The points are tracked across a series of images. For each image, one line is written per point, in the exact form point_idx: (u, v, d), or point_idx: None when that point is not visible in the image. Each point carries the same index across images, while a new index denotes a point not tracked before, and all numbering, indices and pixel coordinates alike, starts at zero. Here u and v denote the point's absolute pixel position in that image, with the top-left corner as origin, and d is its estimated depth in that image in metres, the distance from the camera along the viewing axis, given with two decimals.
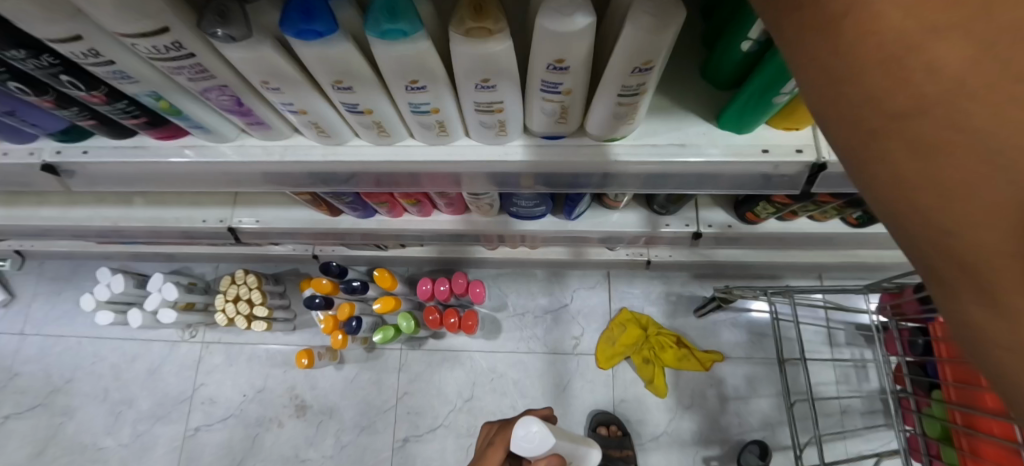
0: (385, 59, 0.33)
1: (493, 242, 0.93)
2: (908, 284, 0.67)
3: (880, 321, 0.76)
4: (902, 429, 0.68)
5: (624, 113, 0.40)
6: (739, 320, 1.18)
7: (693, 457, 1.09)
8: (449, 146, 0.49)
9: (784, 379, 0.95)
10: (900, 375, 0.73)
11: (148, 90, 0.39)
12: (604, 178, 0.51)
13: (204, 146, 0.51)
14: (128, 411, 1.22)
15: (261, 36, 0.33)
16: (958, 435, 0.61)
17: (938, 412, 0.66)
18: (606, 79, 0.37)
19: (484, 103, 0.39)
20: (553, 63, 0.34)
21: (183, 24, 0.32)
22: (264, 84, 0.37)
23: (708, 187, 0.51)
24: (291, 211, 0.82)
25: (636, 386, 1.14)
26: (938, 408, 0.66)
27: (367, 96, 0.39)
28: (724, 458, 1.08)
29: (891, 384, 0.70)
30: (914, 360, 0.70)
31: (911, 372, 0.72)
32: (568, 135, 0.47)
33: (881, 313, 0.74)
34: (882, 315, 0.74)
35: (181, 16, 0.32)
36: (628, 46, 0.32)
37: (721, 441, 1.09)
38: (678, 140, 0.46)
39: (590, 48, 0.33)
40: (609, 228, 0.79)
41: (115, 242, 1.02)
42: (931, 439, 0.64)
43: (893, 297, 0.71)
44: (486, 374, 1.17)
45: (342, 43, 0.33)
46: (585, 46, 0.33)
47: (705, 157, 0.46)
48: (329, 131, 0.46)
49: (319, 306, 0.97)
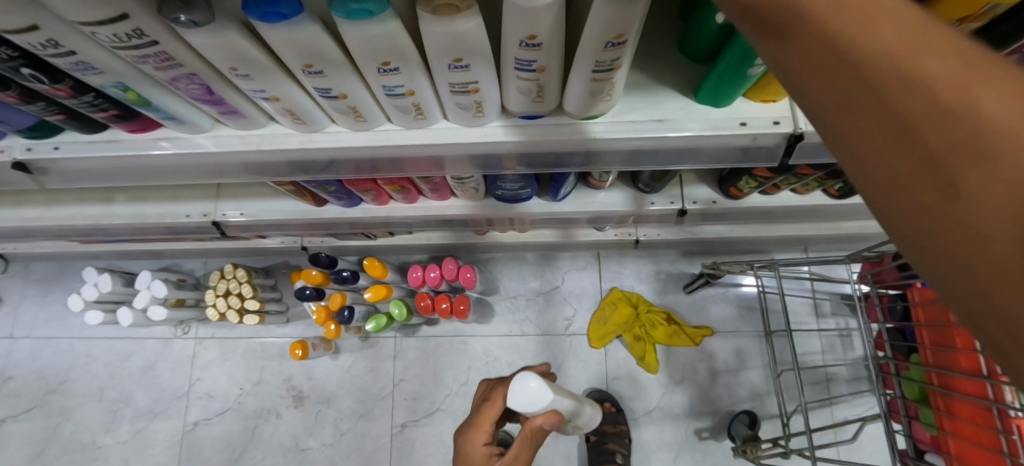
0: (354, 41, 0.33)
1: (481, 226, 0.94)
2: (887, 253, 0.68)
3: (862, 289, 0.77)
4: (882, 392, 0.70)
5: (599, 89, 0.40)
6: (727, 295, 1.20)
7: (684, 430, 1.12)
8: (428, 129, 0.48)
9: (771, 350, 0.97)
10: (880, 341, 0.75)
11: (114, 81, 0.38)
12: (586, 157, 0.52)
13: (179, 137, 0.50)
14: (126, 409, 1.22)
15: (225, 20, 0.32)
16: (934, 396, 0.62)
17: (915, 375, 0.68)
18: (579, 55, 0.36)
19: (459, 83, 0.39)
20: (525, 40, 0.34)
21: (143, 10, 0.31)
22: (233, 71, 0.37)
23: (689, 162, 0.51)
24: (276, 202, 0.82)
25: (628, 363, 1.16)
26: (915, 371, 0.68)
27: (340, 80, 0.38)
28: (714, 428, 1.12)
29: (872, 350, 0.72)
30: (893, 326, 0.72)
31: (891, 337, 0.74)
32: (546, 114, 0.47)
33: (862, 282, 0.75)
34: (863, 284, 0.76)
35: (140, 2, 0.31)
36: (599, 20, 0.32)
37: (712, 412, 1.13)
38: (656, 116, 0.47)
39: (561, 23, 0.33)
40: (595, 208, 0.79)
41: (98, 241, 1.00)
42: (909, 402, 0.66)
43: (873, 265, 0.73)
44: (480, 358, 1.18)
45: (309, 25, 0.32)
46: (555, 21, 0.32)
47: (683, 131, 0.46)
48: (304, 118, 0.45)
49: (309, 298, 0.97)
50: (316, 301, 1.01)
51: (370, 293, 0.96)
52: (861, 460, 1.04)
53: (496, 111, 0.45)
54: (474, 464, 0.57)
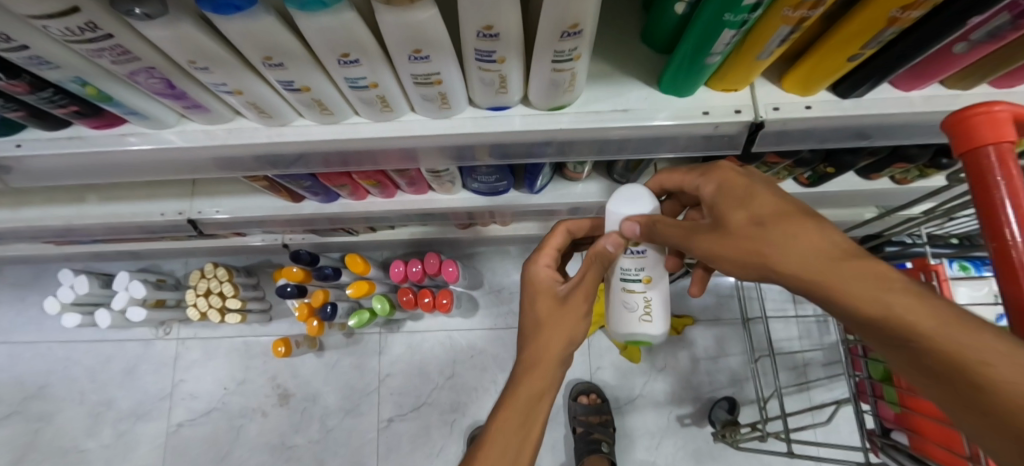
0: (311, 32, 0.33)
1: (462, 219, 0.94)
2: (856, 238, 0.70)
3: None
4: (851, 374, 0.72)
5: (561, 79, 0.41)
6: (707, 284, 1.22)
7: (666, 416, 1.14)
8: (397, 121, 0.49)
9: (749, 336, 1.00)
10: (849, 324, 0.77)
11: (71, 76, 0.38)
12: (555, 147, 0.52)
13: (144, 133, 0.50)
14: (108, 412, 1.21)
15: (178, 12, 0.32)
16: (898, 374, 0.64)
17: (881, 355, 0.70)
18: (538, 46, 0.37)
19: (421, 75, 0.39)
20: (482, 30, 0.34)
21: (94, 3, 0.31)
22: (191, 64, 0.36)
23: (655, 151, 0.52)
24: (252, 199, 0.81)
25: (611, 353, 1.19)
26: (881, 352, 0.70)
27: (302, 73, 0.39)
28: (696, 414, 1.14)
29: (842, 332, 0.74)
30: None
31: None
32: (513, 105, 0.48)
33: None
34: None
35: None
36: (552, 9, 0.32)
37: (694, 399, 1.15)
38: (621, 106, 0.47)
39: (516, 12, 0.33)
40: (572, 199, 0.80)
41: (73, 242, 0.98)
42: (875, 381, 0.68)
43: None
44: (466, 351, 1.19)
45: (264, 16, 0.32)
46: (510, 11, 0.33)
47: (648, 121, 0.47)
48: (270, 112, 0.45)
49: (291, 295, 0.98)
50: (298, 298, 1.00)
51: (353, 289, 0.96)
52: (837, 441, 1.07)
53: (463, 102, 0.46)
54: (539, 284, 0.52)
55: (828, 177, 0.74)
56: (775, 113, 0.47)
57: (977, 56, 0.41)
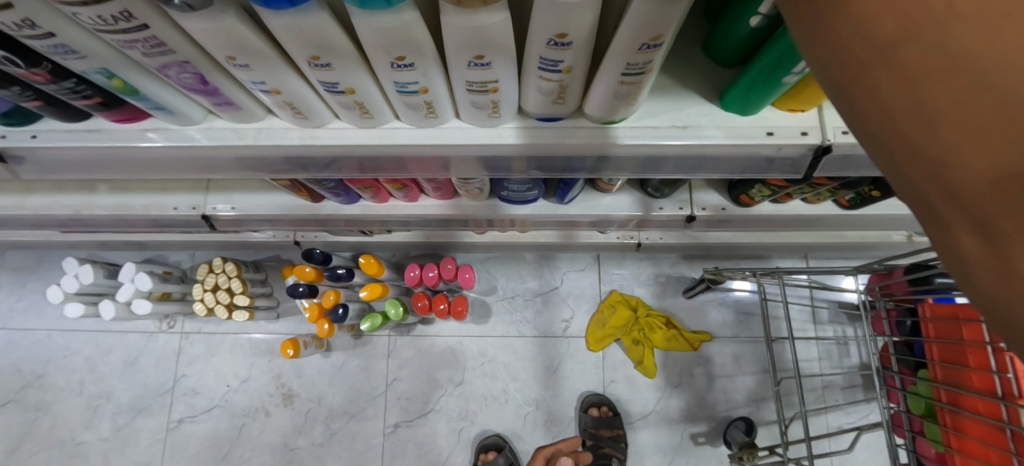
0: (367, 32, 0.30)
1: (482, 226, 0.91)
2: (896, 266, 0.67)
3: (869, 301, 0.76)
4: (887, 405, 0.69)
5: (626, 92, 0.38)
6: (725, 300, 1.19)
7: (680, 434, 1.12)
8: (438, 128, 0.46)
9: (771, 356, 0.96)
10: (887, 354, 0.74)
11: (97, 66, 0.35)
12: (599, 161, 0.49)
13: (167, 129, 0.46)
14: (107, 405, 1.18)
15: (223, 4, 0.29)
16: (942, 412, 0.61)
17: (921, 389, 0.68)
18: (609, 55, 0.34)
19: (476, 82, 0.36)
20: (554, 38, 0.31)
21: None
22: (230, 60, 0.33)
23: (707, 170, 0.49)
24: (268, 197, 0.78)
25: (625, 367, 1.15)
26: (922, 385, 0.67)
27: (348, 74, 0.35)
28: (711, 433, 1.11)
29: (880, 363, 0.71)
30: (900, 340, 0.71)
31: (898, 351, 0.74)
32: (565, 116, 0.45)
33: (869, 294, 0.74)
34: (870, 296, 0.74)
35: None
36: (636, 19, 0.29)
37: (708, 417, 1.12)
38: (679, 122, 0.44)
39: (594, 21, 0.30)
40: (600, 211, 0.77)
41: (79, 231, 0.95)
42: (915, 416, 0.65)
43: (882, 278, 0.71)
44: (476, 359, 1.16)
45: (318, 12, 0.29)
46: (588, 19, 0.30)
47: (706, 139, 0.44)
48: (306, 113, 0.42)
49: (302, 295, 0.93)
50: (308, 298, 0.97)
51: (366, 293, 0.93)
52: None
53: (513, 111, 0.43)
54: None
55: (871, 200, 0.71)
56: (844, 137, 0.44)
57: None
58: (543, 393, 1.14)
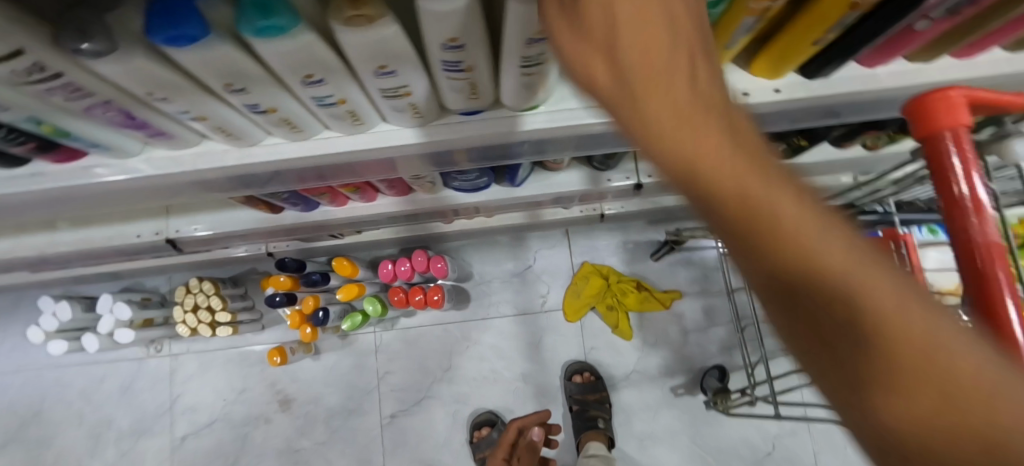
0: (272, 57, 0.32)
1: (445, 216, 0.94)
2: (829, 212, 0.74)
3: None
4: None
5: (531, 82, 0.41)
6: (692, 258, 1.25)
7: (661, 389, 1.19)
8: (368, 133, 0.48)
9: (733, 306, 1.02)
10: None
11: (25, 115, 0.36)
12: (533, 145, 0.52)
13: (111, 164, 0.48)
14: (109, 432, 1.20)
15: (129, 48, 0.30)
16: None
17: None
18: (505, 50, 0.36)
19: (388, 89, 0.39)
20: (446, 43, 0.34)
21: (42, 45, 0.29)
22: (150, 96, 0.35)
23: (627, 141, 0.53)
24: (231, 214, 0.79)
25: (604, 333, 1.22)
26: None
27: (265, 93, 0.38)
28: (689, 384, 1.19)
29: None
30: None
31: None
32: (484, 108, 0.48)
33: None
34: None
35: (40, 37, 0.29)
36: (516, 21, 0.32)
37: (686, 370, 1.19)
38: (592, 101, 0.48)
39: (478, 25, 0.33)
40: (553, 189, 0.80)
41: (49, 268, 0.95)
42: None
43: None
44: (462, 343, 1.21)
45: (221, 45, 0.30)
46: (470, 23, 0.32)
47: (619, 115, 0.47)
48: (236, 134, 0.44)
49: (281, 304, 0.95)
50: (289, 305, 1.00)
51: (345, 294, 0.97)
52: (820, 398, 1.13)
53: (433, 110, 0.46)
54: None
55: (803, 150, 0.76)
56: (747, 98, 0.48)
57: (934, 33, 0.41)
58: (530, 367, 1.20)
